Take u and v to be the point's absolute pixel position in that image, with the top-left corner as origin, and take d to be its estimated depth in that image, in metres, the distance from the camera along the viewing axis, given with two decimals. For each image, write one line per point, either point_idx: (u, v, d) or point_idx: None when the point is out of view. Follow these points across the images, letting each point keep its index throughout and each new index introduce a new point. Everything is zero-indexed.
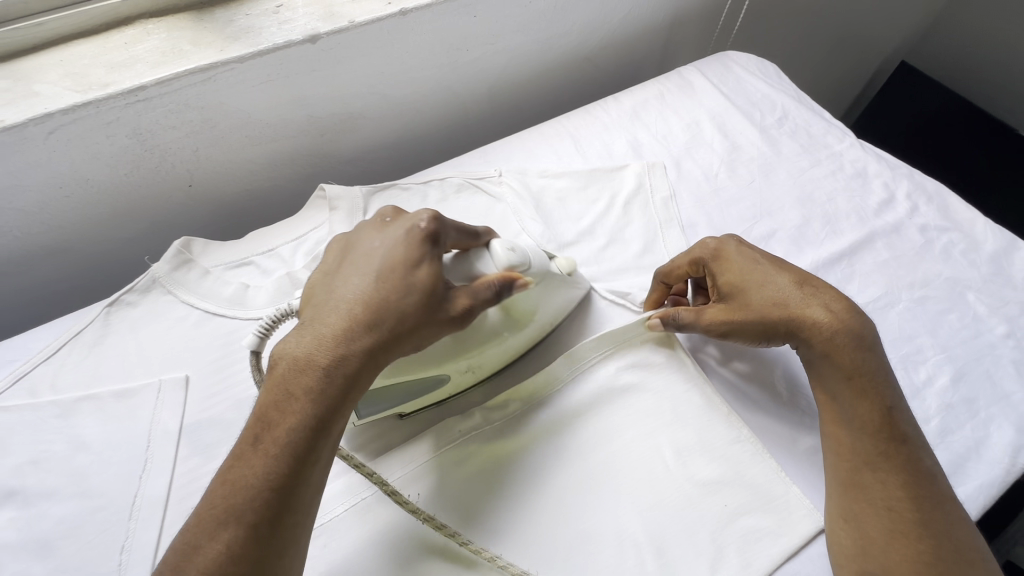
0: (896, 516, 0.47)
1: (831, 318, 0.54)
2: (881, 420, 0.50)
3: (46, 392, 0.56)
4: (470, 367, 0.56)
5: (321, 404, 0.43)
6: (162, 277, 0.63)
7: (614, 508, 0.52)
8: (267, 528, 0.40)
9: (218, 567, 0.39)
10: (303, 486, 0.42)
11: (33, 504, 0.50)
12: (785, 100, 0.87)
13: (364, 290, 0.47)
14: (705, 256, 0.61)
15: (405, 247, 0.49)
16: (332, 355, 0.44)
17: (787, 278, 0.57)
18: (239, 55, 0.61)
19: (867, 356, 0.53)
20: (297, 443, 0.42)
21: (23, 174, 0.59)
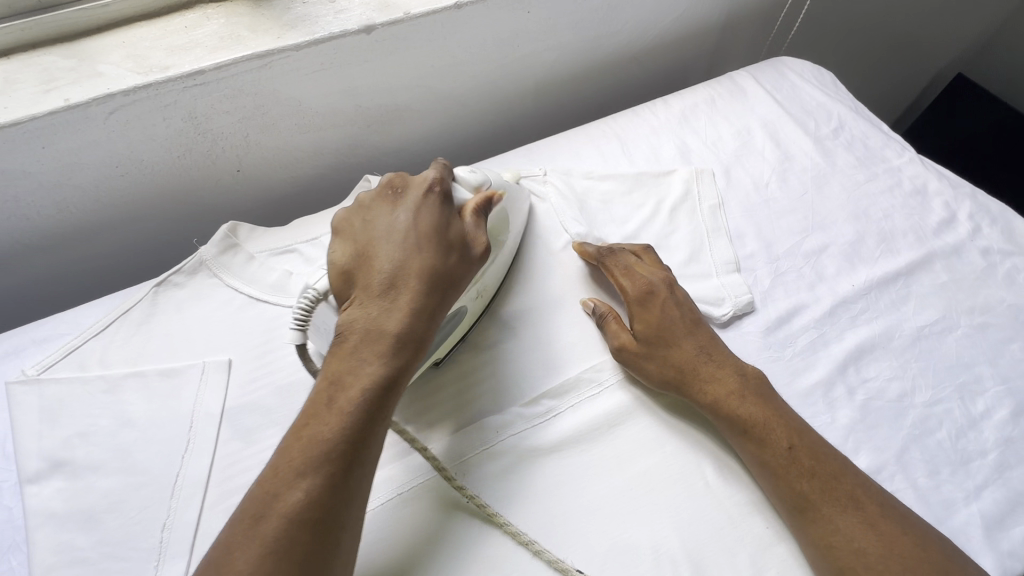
0: (834, 556, 0.46)
1: (722, 382, 0.55)
2: (788, 463, 0.50)
3: (95, 366, 0.58)
4: (478, 292, 0.59)
5: (391, 360, 0.46)
6: (209, 260, 0.64)
7: (650, 521, 0.51)
8: (347, 474, 0.42)
9: (301, 513, 0.40)
10: (376, 436, 0.45)
11: (81, 476, 0.52)
12: (842, 110, 0.84)
13: (408, 257, 0.50)
14: (639, 290, 0.61)
15: (436, 216, 0.52)
16: (398, 317, 0.47)
17: (692, 338, 0.58)
18: (296, 43, 0.62)
19: (757, 407, 0.53)
20: (371, 395, 0.45)
21: (82, 152, 0.60)
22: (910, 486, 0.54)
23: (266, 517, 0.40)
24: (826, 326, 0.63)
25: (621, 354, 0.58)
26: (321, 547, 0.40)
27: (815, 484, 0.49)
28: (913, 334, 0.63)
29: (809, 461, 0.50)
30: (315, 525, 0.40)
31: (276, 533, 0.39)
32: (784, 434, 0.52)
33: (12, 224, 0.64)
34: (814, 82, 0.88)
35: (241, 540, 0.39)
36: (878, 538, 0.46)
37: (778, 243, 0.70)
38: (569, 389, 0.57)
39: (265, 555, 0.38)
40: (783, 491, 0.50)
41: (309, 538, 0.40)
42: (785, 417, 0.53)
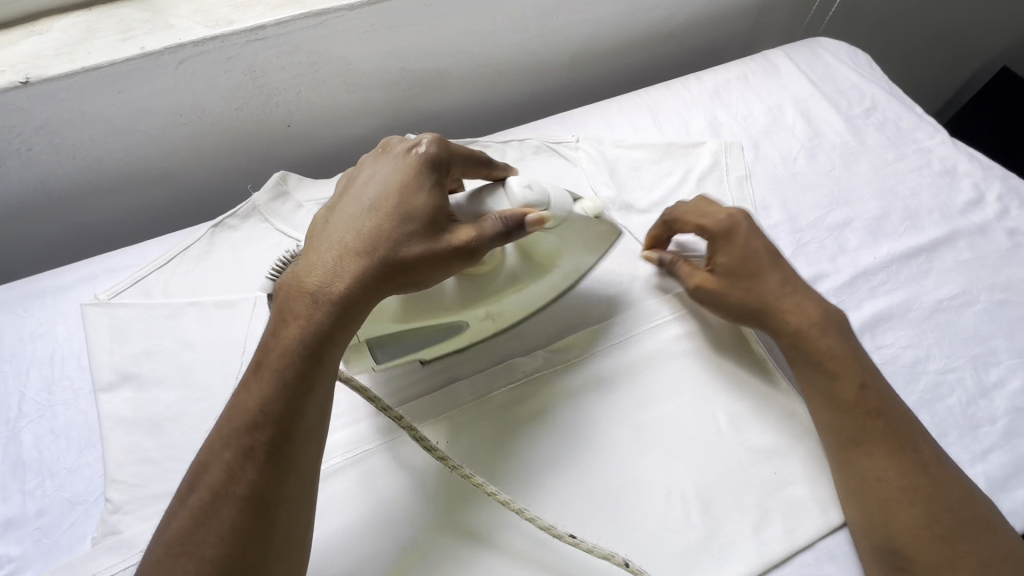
0: (880, 490, 0.49)
1: (802, 318, 0.56)
2: (854, 397, 0.52)
3: (159, 295, 0.63)
4: (490, 315, 0.58)
5: (309, 330, 0.46)
6: (261, 206, 0.69)
7: (663, 461, 0.54)
8: (270, 446, 0.43)
9: (223, 481, 0.42)
10: (296, 409, 0.44)
11: (147, 388, 0.57)
12: (876, 90, 0.85)
13: (355, 226, 0.49)
14: (713, 227, 0.61)
15: (392, 182, 0.51)
16: (321, 285, 0.47)
17: (776, 275, 0.59)
18: (350, 3, 0.65)
19: (837, 342, 0.55)
20: (287, 365, 0.45)
21: (151, 98, 0.66)
22: None
23: (197, 485, 0.43)
24: (845, 296, 0.65)
25: (696, 291, 0.61)
26: (245, 522, 0.41)
27: (879, 424, 0.51)
28: (932, 306, 0.65)
29: (876, 400, 0.52)
30: (239, 499, 0.41)
31: (202, 502, 0.42)
32: (858, 373, 0.53)
33: (86, 164, 0.69)
34: (849, 63, 0.88)
35: (180, 506, 0.43)
36: (903, 474, 0.49)
37: (802, 215, 0.72)
38: (591, 338, 0.61)
39: (191, 520, 0.41)
40: (841, 426, 0.52)
41: (228, 511, 0.41)
42: (857, 357, 0.55)
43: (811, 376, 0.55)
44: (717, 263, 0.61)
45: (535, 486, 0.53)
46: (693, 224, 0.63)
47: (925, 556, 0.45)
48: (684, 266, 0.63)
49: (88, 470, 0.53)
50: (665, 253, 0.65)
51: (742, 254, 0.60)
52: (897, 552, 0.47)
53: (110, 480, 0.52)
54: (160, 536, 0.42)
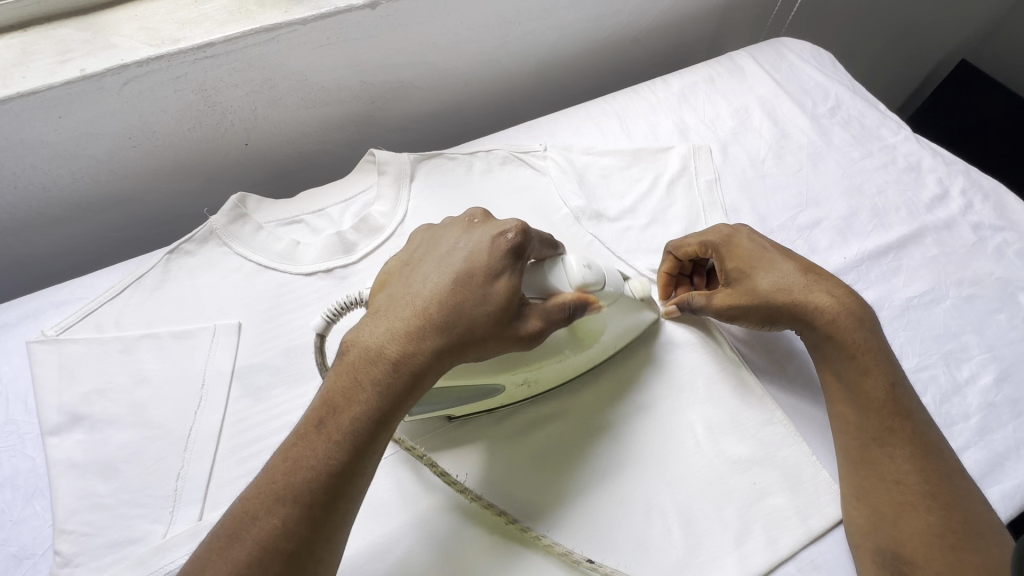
0: (897, 494, 0.48)
1: (835, 302, 0.54)
2: (885, 396, 0.51)
3: (111, 328, 0.60)
4: (528, 380, 0.53)
5: (387, 398, 0.42)
6: (218, 229, 0.66)
7: (641, 478, 0.53)
8: (328, 511, 0.39)
9: (274, 541, 0.38)
10: (360, 477, 0.41)
11: (99, 429, 0.54)
12: (839, 89, 0.85)
13: (440, 291, 0.46)
14: (716, 240, 0.61)
15: (487, 258, 0.47)
16: (402, 350, 0.44)
17: (792, 265, 0.57)
18: (302, 17, 0.63)
19: (869, 334, 0.53)
20: (360, 431, 0.41)
21: (96, 121, 0.62)
22: None
23: (239, 537, 0.38)
24: None
25: (724, 310, 0.58)
26: None
27: (906, 425, 0.50)
28: (903, 304, 0.65)
29: (904, 402, 0.51)
30: (289, 557, 0.38)
31: (242, 561, 0.37)
32: (887, 372, 0.52)
33: (29, 191, 0.66)
34: (813, 63, 0.89)
35: (210, 562, 0.37)
36: (923, 479, 0.48)
37: (772, 218, 0.72)
38: None
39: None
40: (865, 427, 0.51)
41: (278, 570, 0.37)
42: (888, 354, 0.53)
43: (849, 370, 0.53)
44: (731, 272, 0.59)
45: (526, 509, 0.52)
46: (695, 245, 0.62)
47: (931, 563, 0.45)
48: (699, 294, 0.60)
49: (37, 520, 0.51)
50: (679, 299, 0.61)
51: (750, 255, 0.59)
52: (899, 556, 0.47)
53: (60, 530, 0.49)
54: None
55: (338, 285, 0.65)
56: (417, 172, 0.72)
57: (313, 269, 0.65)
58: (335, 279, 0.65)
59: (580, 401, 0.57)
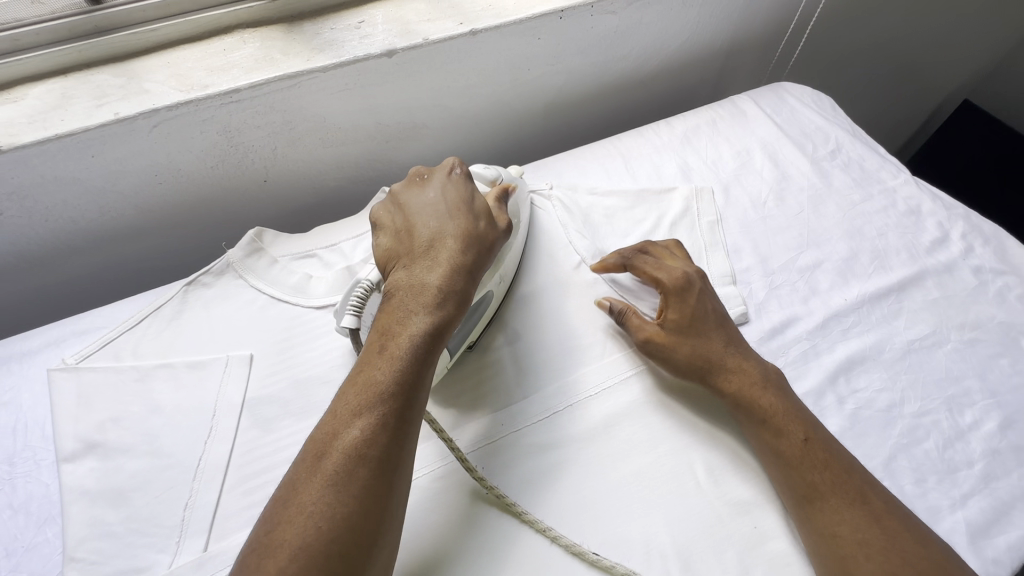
0: (836, 544, 0.49)
1: (743, 378, 0.57)
2: (801, 453, 0.53)
3: (129, 357, 0.62)
4: (502, 278, 0.64)
5: (434, 314, 0.50)
6: (235, 262, 0.69)
7: (643, 518, 0.53)
8: (402, 414, 0.46)
9: (359, 448, 0.43)
10: (423, 384, 0.48)
11: (112, 457, 0.56)
12: (839, 133, 0.87)
13: (446, 228, 0.55)
14: (669, 281, 0.63)
15: (458, 193, 0.57)
16: (438, 277, 0.51)
17: (719, 335, 0.60)
18: (323, 65, 0.67)
19: (778, 400, 0.56)
20: (418, 346, 0.48)
21: (125, 160, 0.66)
22: (896, 493, 0.56)
23: (328, 454, 0.43)
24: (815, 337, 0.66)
25: (645, 344, 0.61)
26: (378, 478, 0.43)
27: (826, 477, 0.51)
28: (903, 347, 0.65)
29: (819, 452, 0.53)
30: (373, 462, 0.43)
31: (336, 467, 0.42)
32: (800, 423, 0.55)
33: (59, 225, 0.69)
34: (813, 106, 0.92)
35: (306, 478, 0.42)
36: (861, 528, 0.49)
37: (773, 258, 0.73)
38: (567, 389, 0.61)
39: (327, 488, 0.41)
40: (793, 481, 0.52)
41: (366, 473, 0.42)
42: (802, 414, 0.56)
43: (771, 425, 0.55)
44: (668, 321, 0.61)
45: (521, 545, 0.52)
46: (648, 275, 0.65)
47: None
48: (632, 318, 0.63)
49: (48, 547, 0.52)
50: (615, 301, 0.64)
51: (696, 313, 0.61)
52: None
53: (69, 558, 0.50)
54: (275, 524, 0.41)
55: None
56: None
57: (323, 303, 0.67)
58: None
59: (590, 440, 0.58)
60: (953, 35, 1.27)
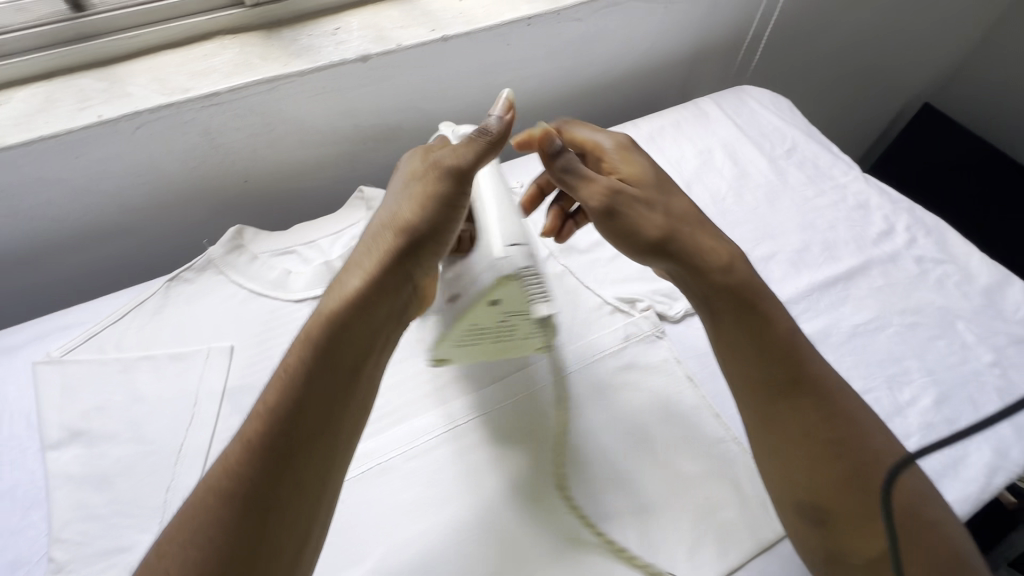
0: (809, 447, 0.52)
1: (716, 244, 0.61)
2: (782, 351, 0.56)
3: (113, 349, 0.65)
4: None
5: (318, 329, 0.48)
6: (216, 259, 0.72)
7: (603, 492, 0.57)
8: (266, 439, 0.44)
9: (219, 474, 0.43)
10: (297, 403, 0.45)
11: (96, 444, 0.58)
12: (795, 133, 0.93)
13: (364, 243, 0.54)
14: (616, 149, 0.67)
15: (389, 197, 0.57)
16: (335, 293, 0.51)
17: (678, 197, 0.65)
18: (300, 70, 0.71)
19: (750, 274, 0.60)
20: (298, 366, 0.47)
21: (109, 161, 0.69)
22: None
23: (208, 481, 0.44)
24: None
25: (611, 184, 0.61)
26: (227, 503, 0.42)
27: (804, 374, 0.55)
28: (848, 331, 0.70)
29: (795, 352, 0.56)
30: (226, 490, 0.42)
31: (200, 493, 0.43)
32: (782, 322, 0.58)
33: (44, 224, 0.71)
34: (772, 108, 0.97)
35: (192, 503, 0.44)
36: (828, 429, 0.53)
37: None
38: (531, 376, 0.64)
39: (186, 514, 0.42)
40: (774, 377, 0.55)
41: (216, 501, 0.42)
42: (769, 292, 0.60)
43: (751, 319, 0.58)
44: (623, 178, 0.65)
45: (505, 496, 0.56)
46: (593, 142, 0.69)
47: (845, 508, 0.50)
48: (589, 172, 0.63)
49: (34, 530, 0.54)
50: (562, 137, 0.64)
51: (643, 176, 0.65)
52: (818, 510, 0.51)
53: (54, 538, 0.52)
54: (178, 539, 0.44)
55: None
56: None
57: (301, 297, 0.70)
58: None
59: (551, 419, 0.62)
60: (909, 40, 1.33)
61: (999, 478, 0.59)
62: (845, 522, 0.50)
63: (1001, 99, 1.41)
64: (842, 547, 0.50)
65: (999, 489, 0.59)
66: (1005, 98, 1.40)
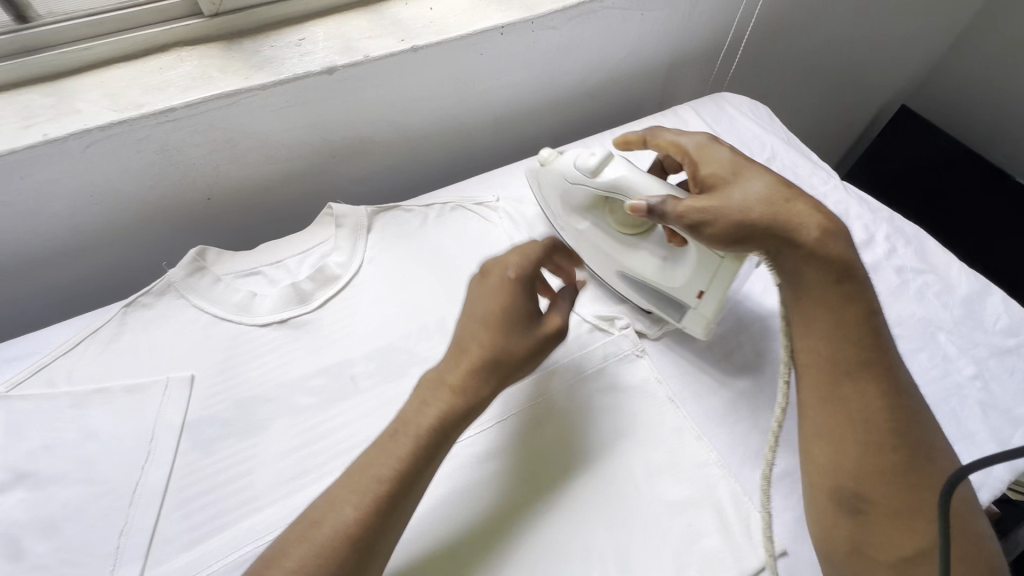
0: (868, 432, 0.51)
1: (813, 221, 0.55)
2: (864, 335, 0.54)
3: (63, 382, 0.61)
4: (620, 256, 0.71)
5: (439, 424, 0.50)
6: (176, 282, 0.68)
7: (583, 524, 0.55)
8: (389, 510, 0.46)
9: (344, 531, 0.44)
10: (415, 484, 0.48)
11: (44, 486, 0.54)
12: (774, 141, 0.92)
13: (478, 338, 0.54)
14: (689, 147, 0.65)
15: (502, 297, 0.56)
16: (452, 391, 0.52)
17: (770, 177, 0.59)
18: (262, 83, 0.67)
19: (846, 251, 0.55)
20: (417, 453, 0.49)
21: (58, 182, 0.65)
22: None
23: (320, 524, 0.45)
24: (747, 339, 0.70)
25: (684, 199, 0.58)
26: (356, 558, 0.44)
27: (874, 357, 0.54)
28: None
29: (872, 339, 0.54)
30: (354, 540, 0.44)
31: (321, 538, 0.44)
32: (863, 305, 0.55)
33: None
34: (750, 116, 0.96)
35: (298, 538, 0.45)
36: (889, 419, 0.52)
37: None
38: (506, 402, 0.62)
39: (311, 554, 0.43)
40: (845, 357, 0.54)
41: (344, 554, 0.44)
42: (863, 278, 0.56)
43: (836, 295, 0.55)
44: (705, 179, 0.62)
45: (510, 510, 0.55)
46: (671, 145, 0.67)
47: (886, 501, 0.50)
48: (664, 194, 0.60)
49: None
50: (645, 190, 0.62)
51: (717, 174, 0.61)
52: (858, 496, 0.50)
53: None
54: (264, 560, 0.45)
55: (294, 334, 0.67)
56: (374, 224, 0.76)
57: (267, 320, 0.67)
58: (290, 328, 0.67)
59: (548, 434, 0.60)
60: (886, 44, 1.34)
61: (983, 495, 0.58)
62: (884, 513, 0.50)
63: (976, 102, 1.42)
64: (869, 540, 0.50)
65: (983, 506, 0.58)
66: (980, 101, 1.41)
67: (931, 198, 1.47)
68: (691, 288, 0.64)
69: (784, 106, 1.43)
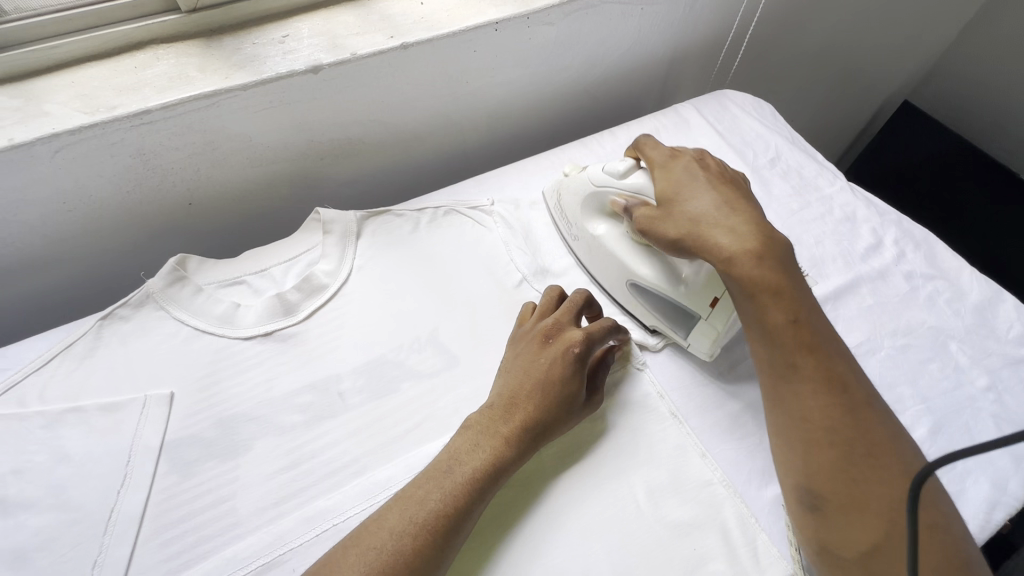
0: (805, 431, 0.50)
1: (731, 241, 0.55)
2: (793, 335, 0.52)
3: (35, 402, 0.57)
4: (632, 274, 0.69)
5: (499, 463, 0.52)
6: (156, 292, 0.64)
7: (582, 549, 0.52)
8: (445, 539, 0.47)
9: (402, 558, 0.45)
10: (471, 512, 0.49)
11: (12, 514, 0.51)
12: (778, 141, 0.89)
13: (529, 398, 0.55)
14: (659, 160, 0.65)
15: (560, 369, 0.56)
16: (502, 439, 0.53)
17: (712, 197, 0.58)
18: (242, 83, 0.64)
19: (768, 263, 0.54)
20: (474, 487, 0.50)
21: (27, 189, 0.61)
22: None
23: (370, 552, 0.45)
24: None
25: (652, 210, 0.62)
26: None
27: (809, 355, 0.51)
28: None
29: (808, 336, 0.52)
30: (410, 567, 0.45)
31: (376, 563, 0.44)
32: (790, 307, 0.53)
33: None
34: (754, 114, 0.93)
35: (354, 554, 0.45)
36: (829, 415, 0.49)
37: None
38: None
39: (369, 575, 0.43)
40: (776, 361, 0.53)
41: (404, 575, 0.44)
42: (796, 287, 0.54)
43: (758, 301, 0.53)
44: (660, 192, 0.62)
45: (506, 533, 0.53)
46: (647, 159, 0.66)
47: (835, 494, 0.47)
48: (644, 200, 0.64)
49: None
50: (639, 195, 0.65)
51: (672, 184, 0.61)
52: (813, 494, 0.48)
53: None
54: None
55: (279, 347, 0.64)
56: (364, 229, 0.73)
57: (252, 332, 0.64)
58: (276, 341, 0.64)
59: (550, 451, 0.57)
60: (890, 38, 1.30)
61: (1000, 513, 0.56)
62: (839, 509, 0.47)
63: (980, 98, 1.39)
64: (830, 536, 0.47)
65: (1000, 525, 0.56)
66: (984, 98, 1.38)
67: (936, 195, 1.44)
68: (705, 295, 0.62)
69: (787, 103, 1.40)
